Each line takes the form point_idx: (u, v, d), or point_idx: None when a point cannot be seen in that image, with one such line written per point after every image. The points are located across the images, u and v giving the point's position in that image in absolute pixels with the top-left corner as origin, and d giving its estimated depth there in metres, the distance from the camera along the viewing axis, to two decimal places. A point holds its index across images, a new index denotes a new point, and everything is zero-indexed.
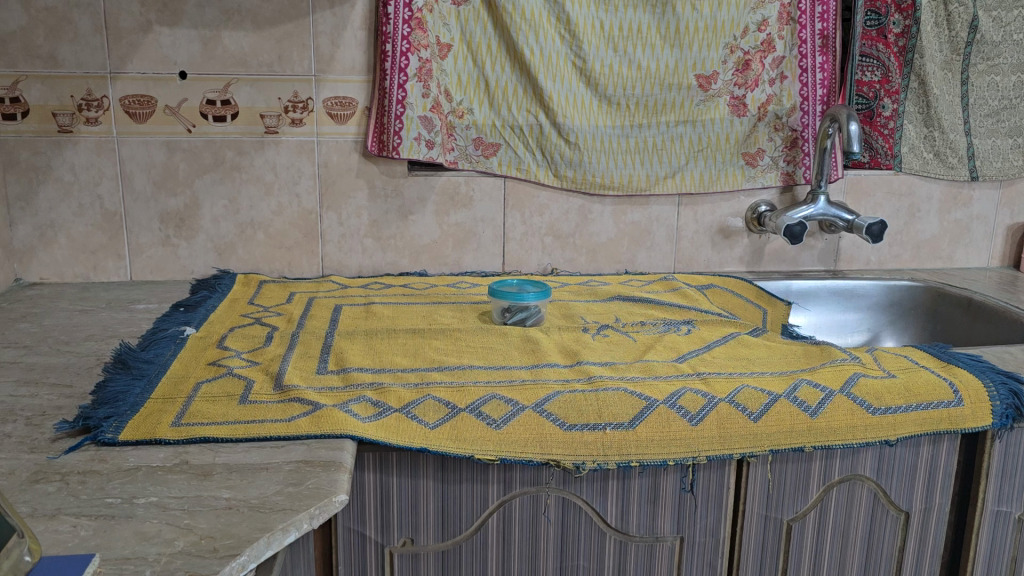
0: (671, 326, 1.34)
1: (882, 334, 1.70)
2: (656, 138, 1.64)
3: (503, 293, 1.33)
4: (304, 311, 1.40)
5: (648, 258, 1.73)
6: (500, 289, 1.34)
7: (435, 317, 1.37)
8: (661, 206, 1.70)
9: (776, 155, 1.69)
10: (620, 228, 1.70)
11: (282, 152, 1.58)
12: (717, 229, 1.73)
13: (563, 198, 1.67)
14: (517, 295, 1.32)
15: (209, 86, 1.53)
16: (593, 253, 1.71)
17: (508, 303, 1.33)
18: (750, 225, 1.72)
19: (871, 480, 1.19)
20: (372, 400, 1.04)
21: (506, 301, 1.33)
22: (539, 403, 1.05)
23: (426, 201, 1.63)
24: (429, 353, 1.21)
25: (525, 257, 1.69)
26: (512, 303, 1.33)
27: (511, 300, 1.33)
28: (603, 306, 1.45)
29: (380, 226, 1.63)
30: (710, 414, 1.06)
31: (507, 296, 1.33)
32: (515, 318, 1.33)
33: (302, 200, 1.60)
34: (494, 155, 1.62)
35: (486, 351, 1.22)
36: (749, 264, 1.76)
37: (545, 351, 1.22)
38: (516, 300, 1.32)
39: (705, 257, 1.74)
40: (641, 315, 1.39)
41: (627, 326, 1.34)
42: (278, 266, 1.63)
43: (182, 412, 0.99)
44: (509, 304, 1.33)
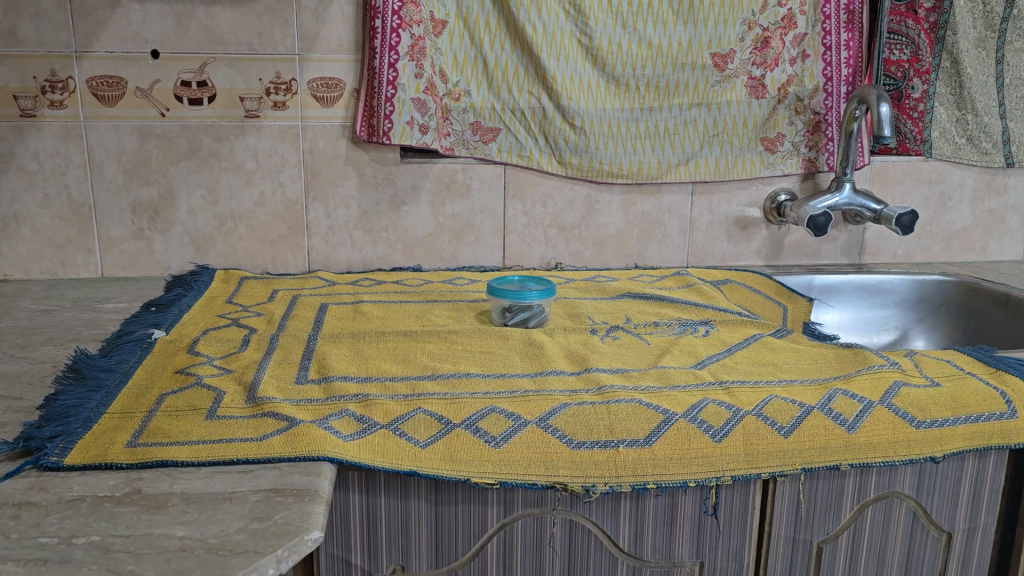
0: (688, 328, 1.23)
1: (912, 333, 1.58)
2: (668, 122, 1.52)
3: (503, 292, 1.21)
4: (286, 310, 1.29)
5: (659, 252, 1.61)
6: (499, 287, 1.22)
7: (428, 318, 1.26)
8: (674, 195, 1.58)
9: (796, 141, 1.57)
10: (630, 219, 1.58)
11: (263, 138, 1.46)
12: (733, 220, 1.61)
13: (568, 187, 1.55)
14: (518, 294, 1.20)
15: (184, 66, 1.41)
16: (600, 246, 1.59)
17: (508, 302, 1.21)
18: (769, 215, 1.60)
19: (911, 497, 1.08)
20: (355, 415, 0.92)
21: (506, 300, 1.21)
22: (543, 417, 0.94)
23: (421, 191, 1.51)
24: (421, 359, 1.10)
25: (528, 250, 1.58)
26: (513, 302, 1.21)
27: (511, 300, 1.21)
28: (612, 304, 1.33)
29: (371, 217, 1.52)
30: (735, 429, 0.95)
31: (506, 295, 1.21)
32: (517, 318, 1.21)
33: (286, 190, 1.49)
34: (493, 141, 1.50)
35: (485, 357, 1.10)
36: (767, 258, 1.64)
37: (549, 356, 1.10)
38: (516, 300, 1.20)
39: (720, 250, 1.62)
40: (654, 315, 1.28)
41: (640, 327, 1.22)
42: (261, 261, 1.51)
43: (140, 430, 0.88)
44: (510, 304, 1.21)
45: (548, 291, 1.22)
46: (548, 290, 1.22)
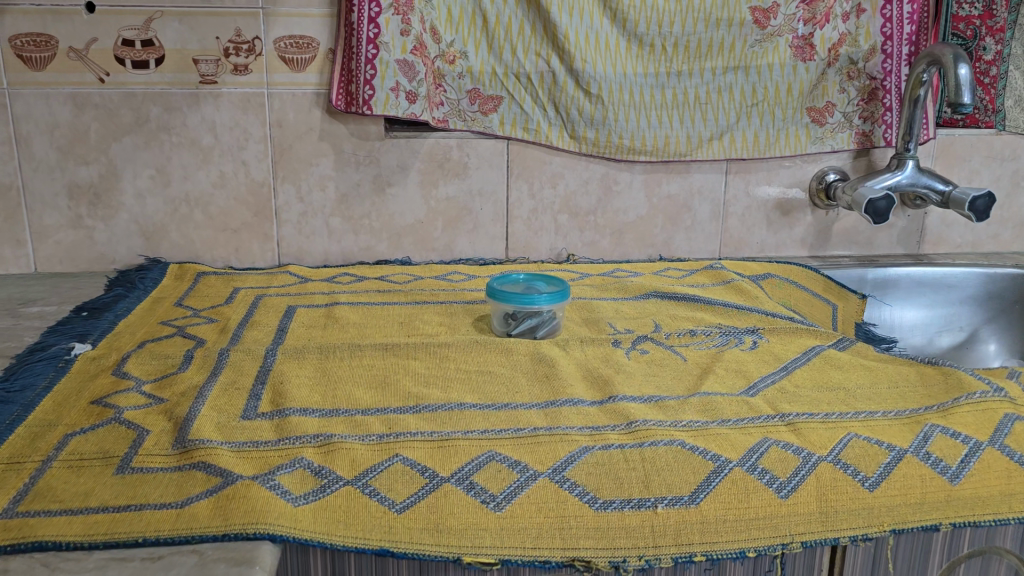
0: (733, 340, 1.00)
1: (981, 335, 1.35)
2: (699, 89, 1.29)
3: (507, 297, 0.98)
4: (245, 315, 1.07)
5: (688, 242, 1.39)
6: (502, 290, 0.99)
7: (415, 325, 1.04)
8: (705, 174, 1.35)
9: (849, 110, 1.34)
10: (653, 203, 1.36)
11: (222, 108, 1.23)
12: (773, 204, 1.38)
13: (581, 165, 1.32)
14: (528, 297, 0.97)
15: (125, 22, 1.18)
16: (619, 235, 1.37)
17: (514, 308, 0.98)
18: (816, 198, 1.38)
19: (1013, 554, 0.84)
20: (312, 467, 0.71)
21: (514, 306, 0.98)
22: (558, 468, 0.72)
23: (409, 170, 1.29)
24: (403, 382, 0.88)
25: (534, 240, 1.35)
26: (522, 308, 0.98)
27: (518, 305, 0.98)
28: (637, 307, 1.11)
29: (350, 201, 1.29)
30: (808, 481, 0.72)
31: (512, 299, 0.98)
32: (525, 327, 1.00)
33: (250, 169, 1.26)
34: (494, 111, 1.27)
35: (482, 379, 0.89)
36: (812, 248, 1.41)
37: (564, 379, 0.88)
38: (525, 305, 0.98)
39: (759, 239, 1.40)
40: (689, 323, 1.06)
41: (675, 338, 1.00)
42: (223, 253, 1.30)
43: (24, 491, 0.66)
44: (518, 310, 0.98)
45: (562, 292, 1.00)
46: (562, 292, 1.00)
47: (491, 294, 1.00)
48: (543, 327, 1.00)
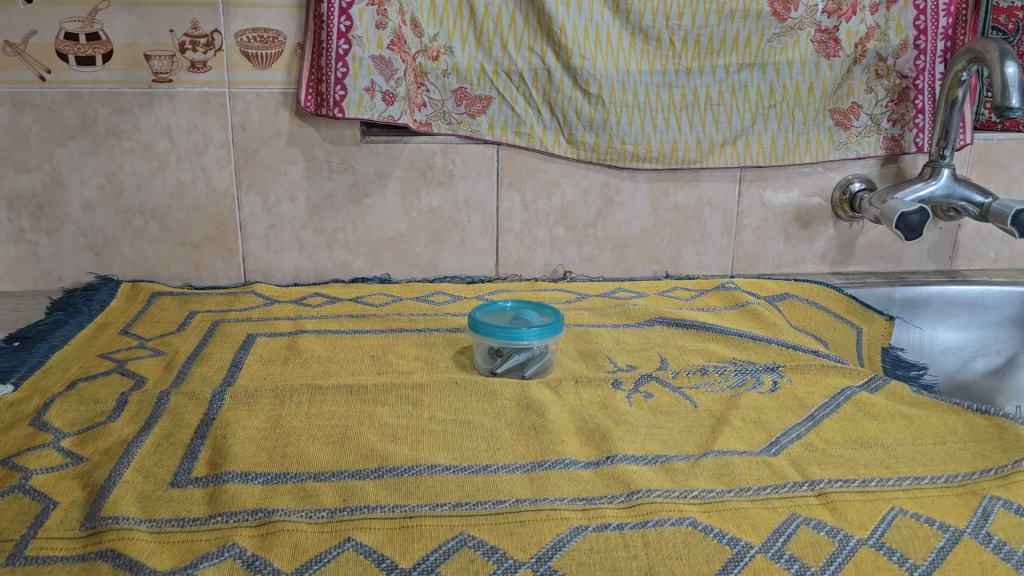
0: (751, 380, 0.87)
1: (1018, 361, 1.23)
2: (711, 88, 1.16)
3: (493, 331, 0.85)
4: (196, 347, 0.95)
5: (697, 257, 1.26)
6: (486, 322, 0.86)
7: (387, 360, 0.91)
8: (717, 182, 1.22)
9: (876, 112, 1.21)
10: (659, 214, 1.23)
11: (179, 110, 1.11)
12: (792, 215, 1.25)
13: (579, 173, 1.19)
14: (517, 331, 0.85)
15: (68, 13, 1.06)
16: (621, 250, 1.24)
17: (501, 344, 0.85)
18: (839, 209, 1.25)
19: None
20: (244, 558, 0.58)
21: (501, 340, 0.85)
22: (543, 557, 0.59)
23: (388, 178, 1.16)
24: (366, 435, 0.75)
25: (527, 255, 1.23)
26: (510, 343, 0.85)
27: (506, 340, 0.85)
28: (639, 337, 0.99)
29: (323, 213, 1.17)
30: (845, 571, 0.58)
31: (499, 334, 0.85)
32: (514, 364, 0.87)
33: (211, 177, 1.14)
34: (483, 113, 1.14)
35: (459, 432, 0.76)
36: (833, 264, 1.28)
37: (555, 432, 0.75)
38: (513, 339, 0.85)
39: (775, 254, 1.27)
40: (699, 359, 0.93)
41: (684, 379, 0.87)
42: (182, 270, 1.17)
43: None
44: (505, 345, 0.85)
45: (556, 325, 0.87)
46: (556, 324, 0.87)
47: (473, 328, 0.87)
48: (534, 365, 0.87)
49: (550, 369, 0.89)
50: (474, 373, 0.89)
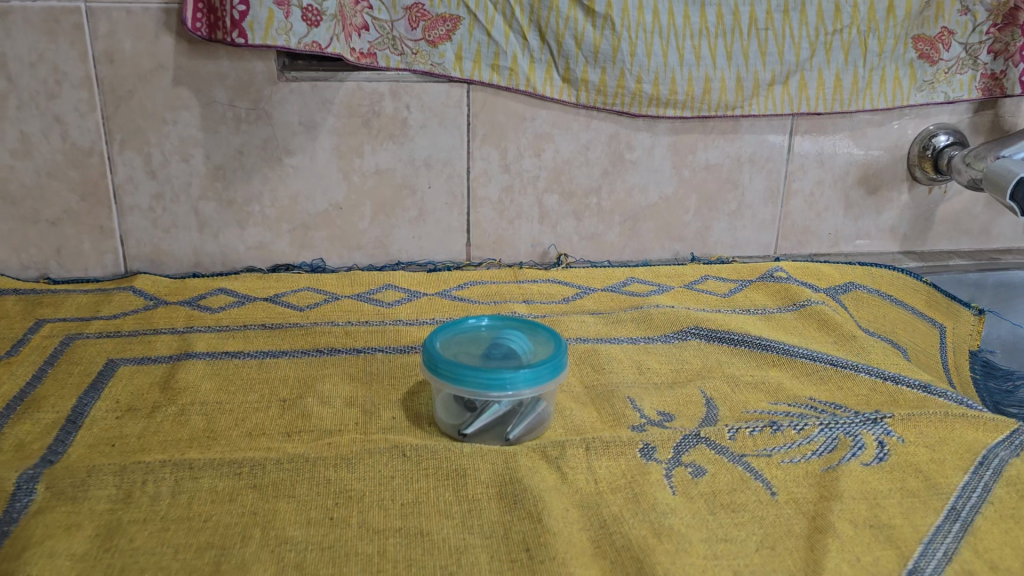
0: (847, 442, 0.59)
1: None
2: (757, 7, 0.85)
3: (465, 376, 0.55)
4: (25, 385, 0.64)
5: (731, 234, 0.96)
6: (452, 361, 0.56)
7: (304, 408, 0.61)
8: (761, 135, 0.92)
9: (973, 41, 0.90)
10: (684, 178, 0.92)
11: (14, 33, 0.78)
12: (856, 179, 0.96)
13: (578, 123, 0.88)
14: (501, 375, 0.55)
15: None
16: (632, 225, 0.94)
17: (476, 395, 0.56)
18: (917, 169, 0.96)
19: None
20: None
21: (477, 389, 0.55)
22: None
23: (318, 130, 0.84)
24: (252, 570, 0.46)
25: (509, 233, 0.92)
26: (491, 393, 0.55)
27: (484, 389, 0.55)
28: (671, 362, 0.70)
29: (230, 178, 0.85)
30: None
31: (474, 380, 0.55)
32: (492, 420, 0.57)
33: (68, 128, 0.82)
34: (447, 40, 0.81)
35: (406, 561, 0.47)
36: (904, 241, 0.99)
37: (560, 558, 0.46)
38: (495, 388, 0.55)
39: (832, 228, 0.97)
40: (761, 403, 0.64)
41: (748, 442, 0.58)
42: (38, 256, 0.86)
43: None
44: (482, 397, 0.56)
45: (557, 364, 0.57)
46: (559, 362, 0.57)
47: (432, 369, 0.57)
48: (523, 422, 0.57)
49: (546, 425, 0.59)
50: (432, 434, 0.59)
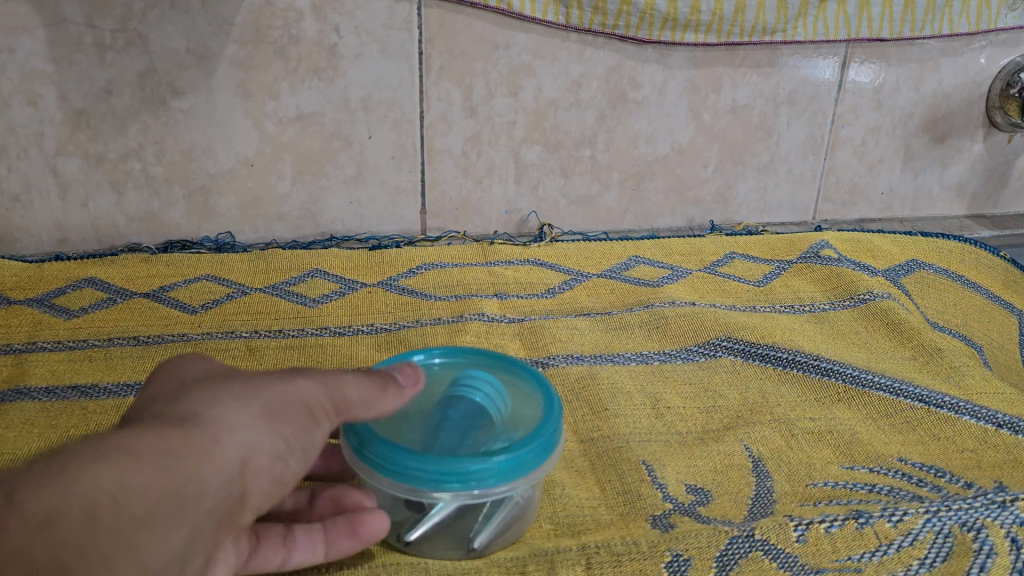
0: (968, 543, 0.39)
1: None
2: None
3: (404, 468, 0.34)
4: None
5: (760, 194, 0.76)
6: (387, 442, 0.35)
7: None
8: (805, 67, 0.70)
9: None
10: (704, 124, 0.71)
11: None
12: (920, 125, 0.75)
13: (567, 51, 0.66)
14: (460, 469, 0.34)
15: None
16: (636, 184, 0.73)
17: (422, 496, 0.35)
18: (997, 111, 0.75)
19: None
20: None
21: (423, 489, 0.35)
22: None
23: (217, 61, 0.61)
24: None
25: (478, 197, 0.71)
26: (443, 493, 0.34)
27: (433, 487, 0.34)
28: (699, 396, 0.51)
29: (98, 128, 0.62)
30: None
31: (420, 475, 0.34)
32: (450, 515, 0.36)
33: None
34: None
35: None
36: (972, 202, 0.80)
37: None
38: (451, 485, 0.34)
39: (884, 187, 0.77)
40: (832, 470, 0.45)
41: (825, 544, 0.39)
42: None
43: None
44: (432, 499, 0.35)
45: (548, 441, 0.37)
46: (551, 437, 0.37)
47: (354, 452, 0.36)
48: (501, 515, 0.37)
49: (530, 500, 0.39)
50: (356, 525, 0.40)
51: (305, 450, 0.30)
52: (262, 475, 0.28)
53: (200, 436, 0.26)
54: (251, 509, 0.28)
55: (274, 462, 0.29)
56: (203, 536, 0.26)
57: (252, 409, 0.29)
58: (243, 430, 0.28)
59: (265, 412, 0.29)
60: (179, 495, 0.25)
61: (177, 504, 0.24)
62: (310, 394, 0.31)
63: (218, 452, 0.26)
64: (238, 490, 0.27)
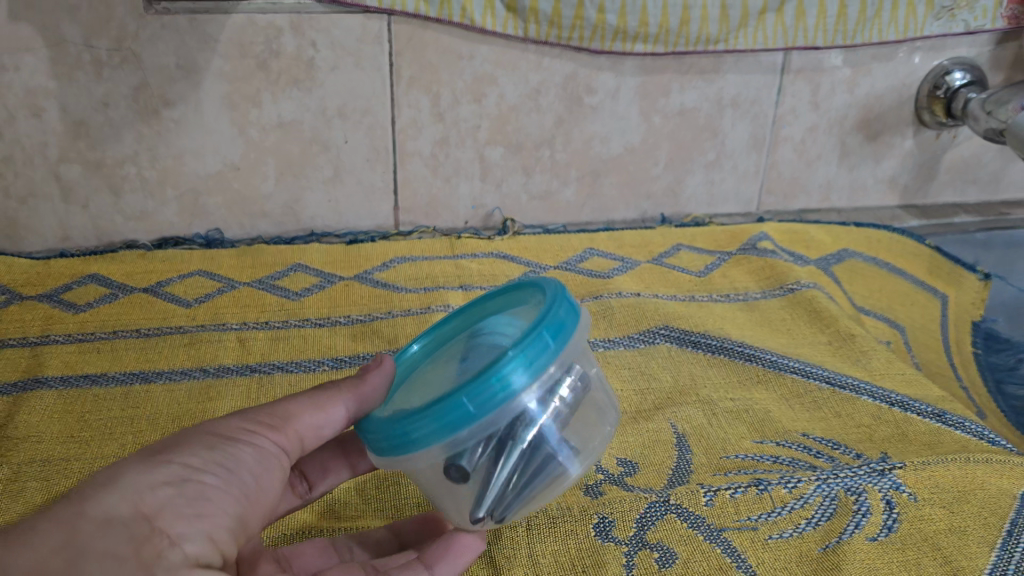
0: (850, 505, 0.47)
1: None
2: None
3: (408, 436, 0.35)
4: None
5: (707, 188, 0.82)
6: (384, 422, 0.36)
7: None
8: (747, 74, 0.76)
9: None
10: (655, 125, 0.78)
11: None
12: (855, 124, 0.81)
13: (527, 61, 0.72)
14: (452, 404, 0.34)
15: None
16: (592, 180, 0.79)
17: (446, 447, 0.35)
18: (926, 111, 0.82)
19: None
20: None
21: (439, 442, 0.34)
22: None
23: (203, 75, 0.67)
24: None
25: (446, 194, 0.77)
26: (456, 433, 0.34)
27: (445, 434, 0.34)
28: (636, 378, 0.58)
29: (96, 137, 0.67)
30: None
31: (423, 432, 0.34)
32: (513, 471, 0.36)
33: None
34: None
35: None
36: (904, 193, 0.87)
37: None
38: (457, 422, 0.34)
39: (823, 180, 0.84)
40: (745, 444, 0.52)
41: (729, 507, 0.47)
42: None
43: None
44: (455, 443, 0.35)
45: (552, 330, 0.35)
46: (555, 320, 0.36)
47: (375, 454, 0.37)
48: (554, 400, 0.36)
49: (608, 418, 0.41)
50: (358, 493, 0.48)
51: (224, 465, 0.33)
52: (171, 502, 0.31)
53: (65, 509, 0.29)
54: (187, 539, 0.31)
55: (178, 490, 0.31)
56: None
57: (132, 461, 0.32)
58: (122, 479, 0.31)
59: (146, 461, 0.32)
60: (53, 566, 0.28)
61: (54, 573, 0.28)
62: (220, 426, 0.35)
63: (87, 510, 0.29)
64: (145, 526, 0.30)
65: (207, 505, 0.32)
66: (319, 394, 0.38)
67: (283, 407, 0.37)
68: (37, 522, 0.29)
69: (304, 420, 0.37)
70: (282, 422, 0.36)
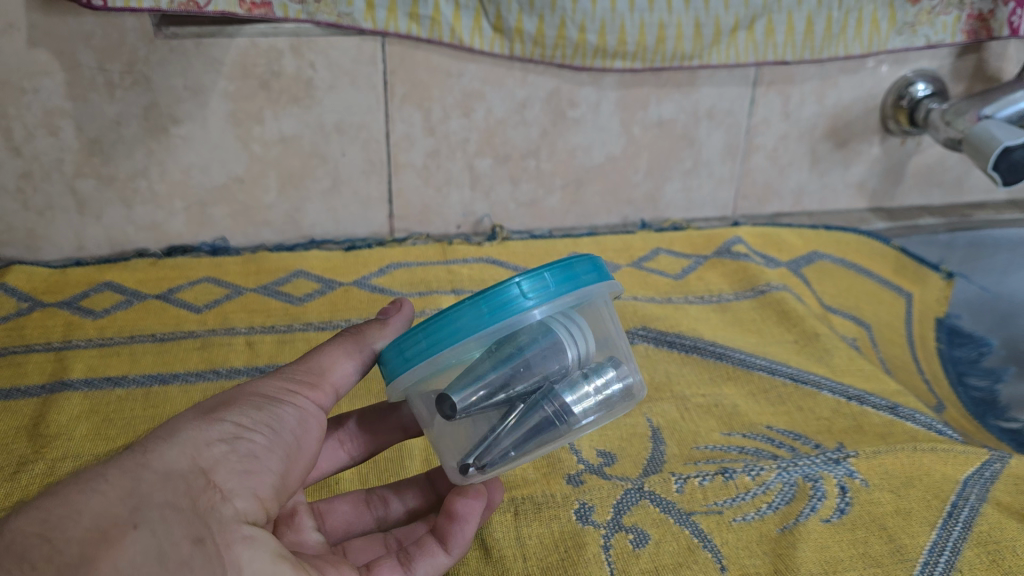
0: (807, 490, 0.52)
1: None
2: None
3: (407, 355, 0.39)
4: None
5: (685, 194, 0.87)
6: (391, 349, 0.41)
7: None
8: (720, 88, 0.81)
9: None
10: (635, 136, 0.82)
11: None
12: (823, 133, 0.86)
13: (512, 77, 0.76)
14: (445, 320, 0.38)
15: None
16: (576, 188, 0.84)
17: (436, 364, 0.38)
18: (891, 120, 0.86)
19: None
20: None
21: (430, 358, 0.38)
22: None
23: (209, 94, 0.71)
24: None
25: (438, 202, 0.82)
26: (443, 347, 0.38)
27: (436, 347, 0.38)
28: None
29: (109, 153, 0.71)
30: None
31: (417, 349, 0.39)
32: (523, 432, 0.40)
33: None
34: None
35: None
36: (872, 196, 0.92)
37: None
38: (446, 338, 0.38)
39: (795, 185, 0.89)
40: (714, 436, 0.57)
41: (697, 493, 0.51)
42: None
43: None
44: (444, 361, 0.38)
45: (558, 277, 0.39)
46: (566, 270, 0.40)
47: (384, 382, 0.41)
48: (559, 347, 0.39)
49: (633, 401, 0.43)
50: (359, 481, 0.52)
51: (270, 425, 0.38)
52: (223, 459, 0.35)
53: (131, 456, 0.33)
54: (236, 496, 0.35)
55: (230, 447, 0.36)
56: (175, 530, 0.32)
57: (189, 415, 0.36)
58: (179, 434, 0.35)
59: (201, 416, 0.36)
60: (120, 511, 0.31)
61: (121, 519, 0.31)
62: (261, 388, 0.39)
63: (149, 460, 0.33)
64: (200, 479, 0.34)
65: (255, 463, 0.36)
66: (344, 346, 0.42)
67: (316, 364, 0.41)
68: (102, 469, 0.32)
69: (337, 372, 0.42)
70: (316, 379, 0.41)
